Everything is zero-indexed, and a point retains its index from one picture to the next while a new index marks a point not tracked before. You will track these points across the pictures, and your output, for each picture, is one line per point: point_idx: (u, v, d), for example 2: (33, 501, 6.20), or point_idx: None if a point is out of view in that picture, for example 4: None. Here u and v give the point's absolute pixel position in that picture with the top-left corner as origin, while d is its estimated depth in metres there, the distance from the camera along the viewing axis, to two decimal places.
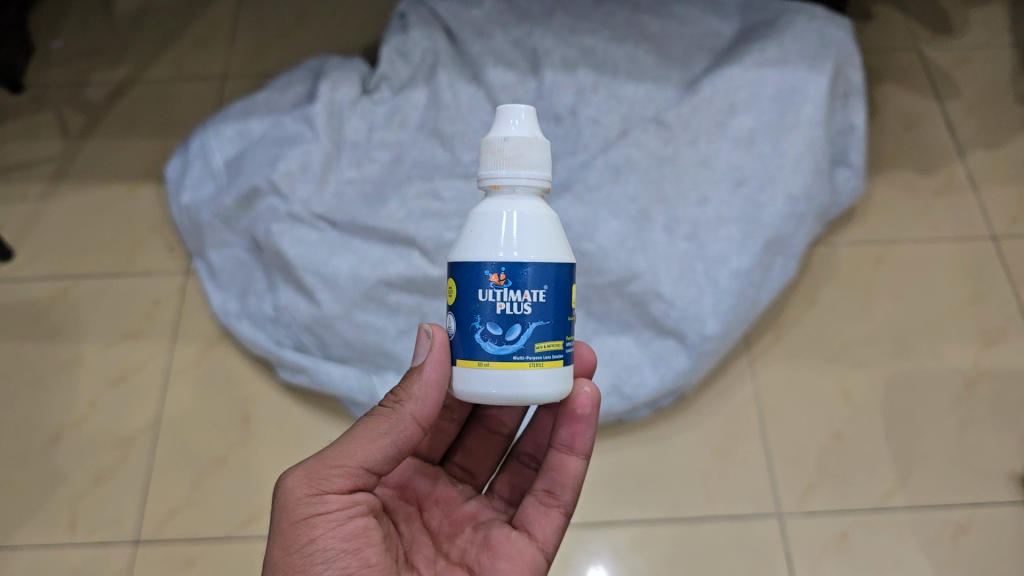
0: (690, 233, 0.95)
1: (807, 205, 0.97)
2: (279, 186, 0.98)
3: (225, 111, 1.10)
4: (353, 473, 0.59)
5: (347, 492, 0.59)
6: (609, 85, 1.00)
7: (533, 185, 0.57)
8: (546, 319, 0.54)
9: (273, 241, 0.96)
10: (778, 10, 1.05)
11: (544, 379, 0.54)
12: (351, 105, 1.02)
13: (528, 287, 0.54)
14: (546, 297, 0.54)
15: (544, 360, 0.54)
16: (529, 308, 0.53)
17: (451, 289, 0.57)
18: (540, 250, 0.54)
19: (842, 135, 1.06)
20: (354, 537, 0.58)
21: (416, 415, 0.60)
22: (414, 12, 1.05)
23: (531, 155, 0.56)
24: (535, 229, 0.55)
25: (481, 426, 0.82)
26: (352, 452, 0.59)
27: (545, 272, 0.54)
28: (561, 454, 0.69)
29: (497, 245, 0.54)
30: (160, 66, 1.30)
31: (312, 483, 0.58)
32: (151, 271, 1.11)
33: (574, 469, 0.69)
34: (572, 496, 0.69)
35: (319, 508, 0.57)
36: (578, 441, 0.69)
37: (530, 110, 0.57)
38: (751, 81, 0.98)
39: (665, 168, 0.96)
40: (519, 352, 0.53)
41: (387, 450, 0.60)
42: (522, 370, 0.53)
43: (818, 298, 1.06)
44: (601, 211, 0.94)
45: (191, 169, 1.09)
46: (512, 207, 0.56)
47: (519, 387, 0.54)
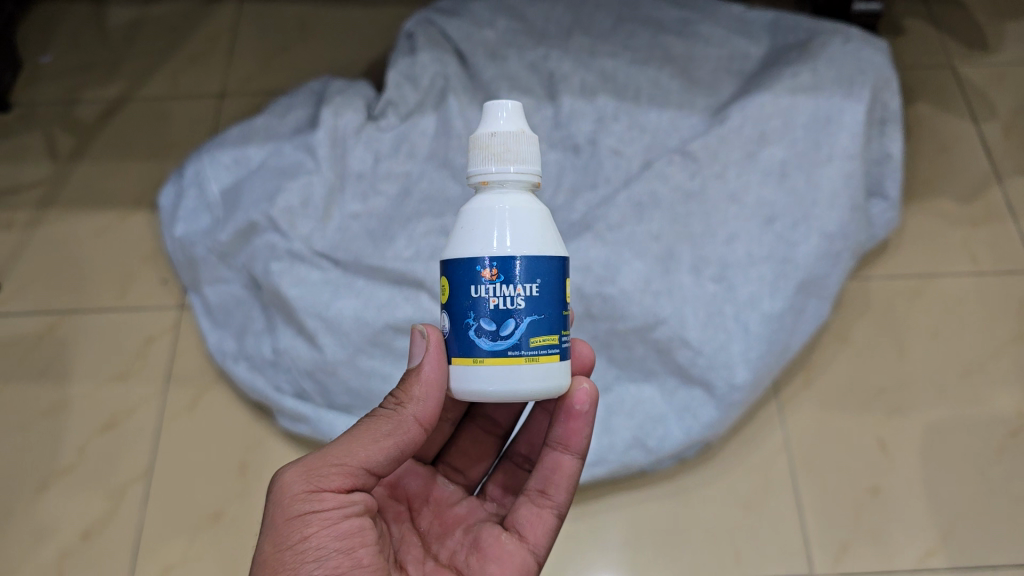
0: (719, 275, 0.88)
1: (843, 243, 0.90)
2: (279, 223, 0.92)
3: (223, 137, 1.04)
4: (352, 472, 0.55)
5: (344, 491, 0.55)
6: (631, 112, 0.94)
7: (523, 180, 0.55)
8: (540, 313, 0.53)
9: (272, 281, 0.91)
10: (811, 31, 0.99)
11: (539, 375, 0.53)
12: (355, 132, 0.96)
13: (522, 280, 0.52)
14: (540, 291, 0.53)
15: (539, 355, 0.53)
16: (523, 302, 0.52)
17: (443, 288, 0.55)
18: (532, 245, 0.53)
19: (878, 164, 0.99)
20: (348, 537, 0.54)
21: (418, 417, 0.58)
22: (422, 32, 0.99)
23: (518, 148, 0.55)
24: (527, 224, 0.54)
25: (476, 424, 0.77)
26: (353, 449, 0.56)
27: (538, 266, 0.53)
28: (554, 454, 0.66)
29: (489, 242, 0.53)
30: (155, 84, 1.24)
31: (310, 479, 0.54)
32: (144, 306, 1.05)
33: (567, 469, 0.66)
34: (564, 497, 0.66)
35: (314, 506, 0.54)
36: (573, 440, 0.65)
37: (516, 104, 0.57)
38: (784, 108, 0.92)
39: (691, 204, 0.90)
40: (514, 348, 0.52)
41: (388, 451, 0.57)
42: (518, 364, 0.52)
43: (852, 337, 1.00)
44: (624, 251, 0.87)
45: (185, 199, 1.03)
46: (504, 203, 0.54)
47: (515, 384, 0.52)
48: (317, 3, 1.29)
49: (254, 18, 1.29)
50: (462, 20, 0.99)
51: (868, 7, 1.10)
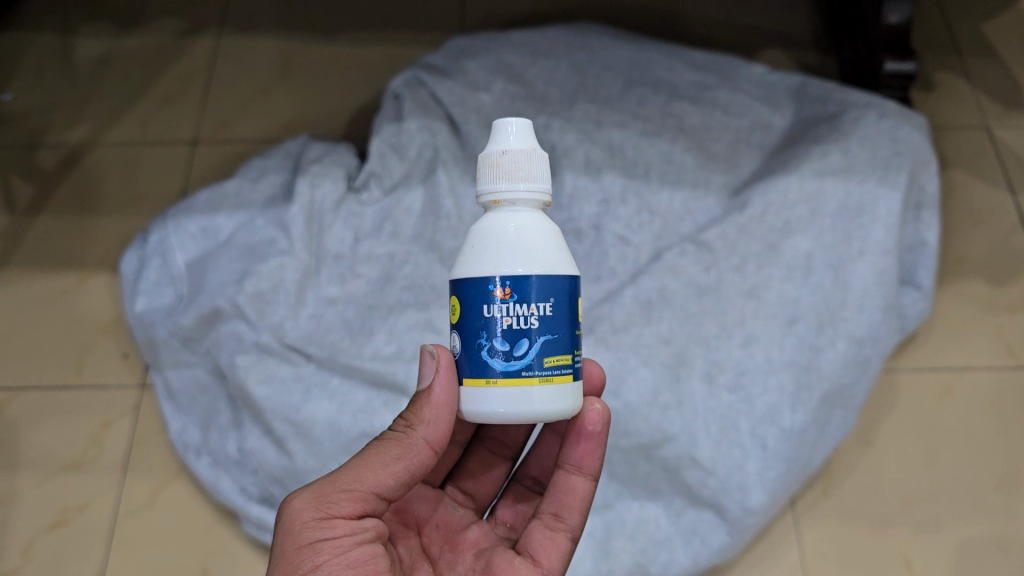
0: (734, 383, 0.79)
1: (873, 349, 0.81)
2: (245, 311, 0.82)
3: (190, 201, 0.94)
4: (363, 497, 0.50)
5: (356, 517, 0.50)
6: (640, 193, 0.85)
7: (535, 199, 0.51)
8: (554, 335, 0.48)
9: (237, 377, 0.81)
10: (842, 103, 0.89)
11: (554, 397, 0.48)
12: (335, 206, 0.87)
13: (537, 299, 0.48)
14: (554, 309, 0.49)
15: (554, 375, 0.48)
16: (536, 321, 0.48)
17: (452, 307, 0.50)
18: (546, 262, 0.48)
19: (911, 251, 0.90)
20: (361, 565, 0.49)
21: (430, 440, 0.52)
22: (410, 95, 0.89)
23: (531, 166, 0.50)
24: (540, 243, 0.49)
25: (484, 445, 0.69)
26: (363, 474, 0.50)
27: (553, 283, 0.48)
28: (566, 476, 0.59)
29: (501, 259, 0.48)
30: (123, 127, 1.15)
31: (319, 505, 0.49)
32: (100, 385, 0.96)
33: (582, 491, 0.59)
34: (580, 520, 0.59)
35: (325, 534, 0.48)
36: (586, 461, 0.58)
37: (524, 120, 0.52)
38: (810, 194, 0.83)
39: (705, 300, 0.81)
40: (527, 368, 0.47)
41: (401, 475, 0.51)
42: (531, 386, 0.47)
43: (876, 439, 0.92)
44: (630, 358, 0.78)
45: (147, 269, 0.93)
46: (515, 224, 0.49)
47: (528, 407, 0.47)
48: (300, 41, 1.20)
49: (233, 56, 1.20)
50: (455, 82, 0.89)
51: (901, 68, 1.02)
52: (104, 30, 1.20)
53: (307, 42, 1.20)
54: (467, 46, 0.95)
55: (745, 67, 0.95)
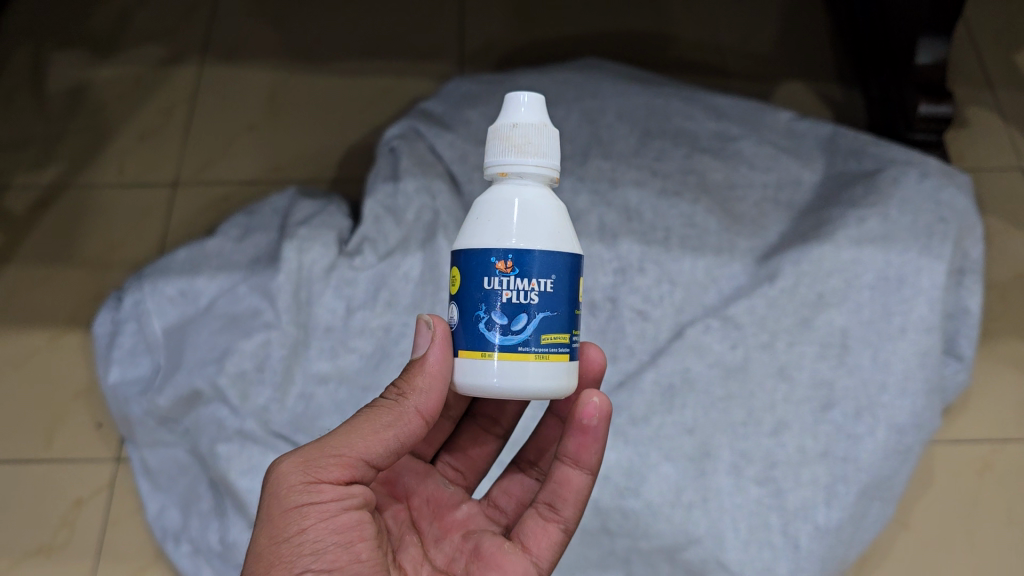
0: (764, 476, 0.72)
1: (915, 436, 0.74)
2: (227, 394, 0.75)
3: (167, 261, 0.86)
4: (352, 463, 0.48)
5: (344, 483, 0.48)
6: (660, 260, 0.77)
7: (543, 174, 0.49)
8: (553, 312, 0.48)
9: (219, 466, 0.74)
10: (878, 159, 0.82)
11: (549, 375, 0.47)
12: (324, 274, 0.79)
13: (538, 274, 0.47)
14: (554, 287, 0.48)
15: (550, 353, 0.48)
16: (535, 298, 0.47)
17: (453, 278, 0.50)
18: (549, 238, 0.48)
19: (952, 319, 0.82)
20: (347, 530, 0.48)
21: (422, 410, 0.51)
22: (408, 149, 0.82)
23: (541, 142, 0.49)
24: (545, 219, 0.48)
25: (476, 422, 0.66)
26: (353, 440, 0.49)
27: (555, 259, 0.48)
28: (562, 467, 0.57)
29: (505, 232, 0.48)
30: (97, 167, 1.06)
31: (307, 469, 0.48)
32: (72, 457, 0.90)
33: (578, 484, 0.57)
34: (575, 513, 0.57)
35: (312, 498, 0.47)
36: (583, 456, 0.56)
37: (537, 95, 0.51)
38: (846, 264, 0.76)
39: (732, 383, 0.74)
40: (524, 344, 0.47)
41: (392, 443, 0.50)
42: (527, 362, 0.47)
43: (912, 519, 0.86)
44: (650, 452, 0.71)
45: (121, 336, 0.86)
46: (521, 197, 0.49)
47: (522, 383, 0.47)
48: (288, 70, 1.12)
49: (215, 87, 1.11)
50: (457, 136, 0.82)
51: (936, 111, 0.94)
52: (78, 59, 1.12)
53: (296, 72, 1.12)
54: (468, 91, 0.87)
55: (771, 115, 0.88)
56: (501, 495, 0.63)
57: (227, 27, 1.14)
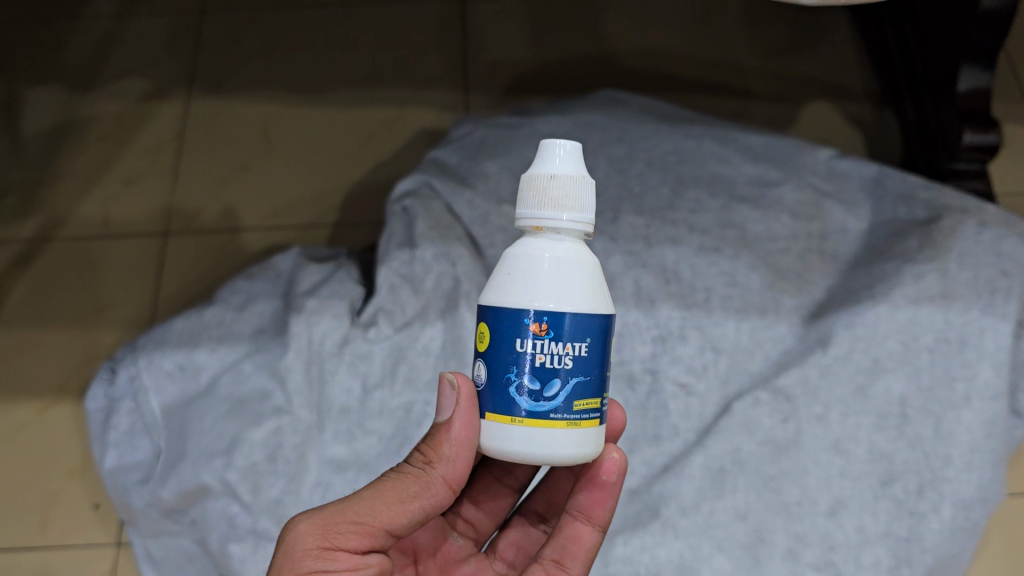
0: (823, 560, 0.65)
1: (982, 511, 0.68)
2: (236, 489, 0.69)
3: (163, 331, 0.78)
4: (373, 533, 0.44)
5: (362, 553, 0.44)
6: (701, 325, 0.72)
7: (579, 229, 0.45)
8: (586, 377, 0.43)
9: (231, 569, 0.67)
10: (931, 207, 0.77)
11: (580, 442, 0.43)
12: (337, 349, 0.73)
13: (574, 337, 0.43)
14: (589, 349, 0.43)
15: (582, 419, 0.43)
16: (570, 362, 0.42)
17: (480, 333, 0.45)
18: (585, 298, 0.43)
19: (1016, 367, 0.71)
20: None
21: (448, 480, 0.46)
22: (423, 211, 0.77)
23: (577, 194, 0.44)
24: (581, 278, 0.43)
25: (490, 471, 0.59)
26: (376, 508, 0.44)
27: (590, 322, 0.43)
28: (572, 521, 0.52)
29: (539, 290, 0.43)
30: (82, 217, 0.99)
31: (325, 533, 0.43)
32: (70, 542, 0.85)
33: (589, 542, 0.52)
34: (584, 573, 0.52)
35: (327, 566, 0.43)
36: (596, 511, 0.52)
37: (573, 143, 0.46)
38: (903, 324, 0.70)
39: (785, 460, 0.68)
40: (556, 411, 0.42)
41: (416, 515, 0.46)
42: (556, 429, 0.42)
43: None
44: (702, 544, 0.65)
45: (116, 416, 0.77)
46: (555, 254, 0.44)
47: (552, 452, 0.43)
48: (283, 103, 1.04)
49: (205, 123, 1.04)
50: (476, 196, 0.78)
51: (981, 140, 0.88)
52: (56, 97, 1.04)
53: (291, 104, 1.04)
54: (482, 138, 0.84)
55: (810, 153, 0.82)
56: (507, 547, 0.58)
57: (214, 57, 1.06)
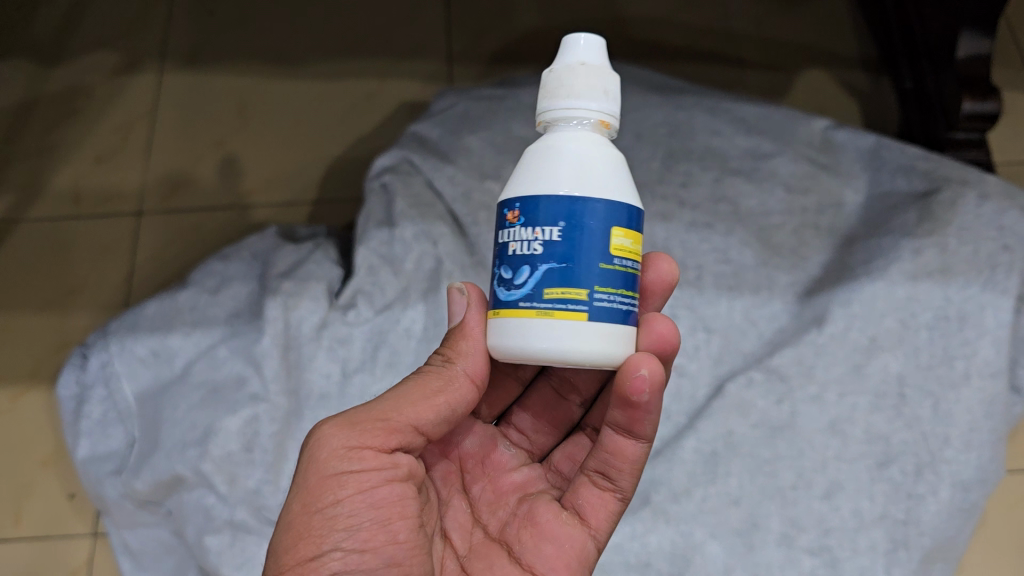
0: (818, 545, 0.63)
1: (981, 492, 0.66)
2: (211, 479, 0.66)
3: (133, 315, 0.75)
4: (399, 429, 0.44)
5: (389, 452, 0.44)
6: (692, 304, 0.70)
7: (575, 117, 0.42)
8: (562, 265, 0.40)
9: (209, 562, 0.65)
10: (929, 179, 0.75)
11: (552, 333, 0.40)
12: (315, 332, 0.70)
13: (546, 221, 0.40)
14: (566, 235, 0.40)
15: (557, 310, 0.40)
16: (538, 247, 0.40)
17: None
18: (568, 181, 0.40)
19: (1016, 345, 0.69)
20: (389, 505, 0.43)
21: (471, 374, 0.47)
22: (403, 188, 0.75)
23: (575, 82, 0.41)
24: (564, 165, 0.40)
25: (549, 382, 0.56)
26: (401, 406, 0.45)
27: (566, 205, 0.40)
28: (613, 435, 0.48)
29: (522, 181, 0.42)
30: (48, 200, 0.95)
31: (351, 432, 0.43)
32: (44, 534, 0.82)
33: (633, 455, 0.48)
34: (633, 482, 0.49)
35: (353, 466, 0.43)
36: (637, 427, 0.47)
37: (594, 38, 0.43)
38: (901, 302, 0.68)
39: (779, 443, 0.66)
40: (525, 299, 0.40)
41: (442, 411, 0.46)
42: (528, 319, 0.40)
43: (964, 563, 0.80)
44: (695, 530, 0.63)
45: (87, 404, 0.74)
46: (551, 145, 0.42)
47: (524, 342, 0.41)
48: (260, 76, 1.00)
49: (179, 97, 1.00)
50: (459, 173, 0.75)
51: (980, 109, 0.84)
52: (23, 69, 1.00)
53: (267, 77, 1.00)
54: (465, 111, 0.81)
55: (806, 124, 0.80)
56: (563, 459, 0.54)
57: (187, 31, 1.02)
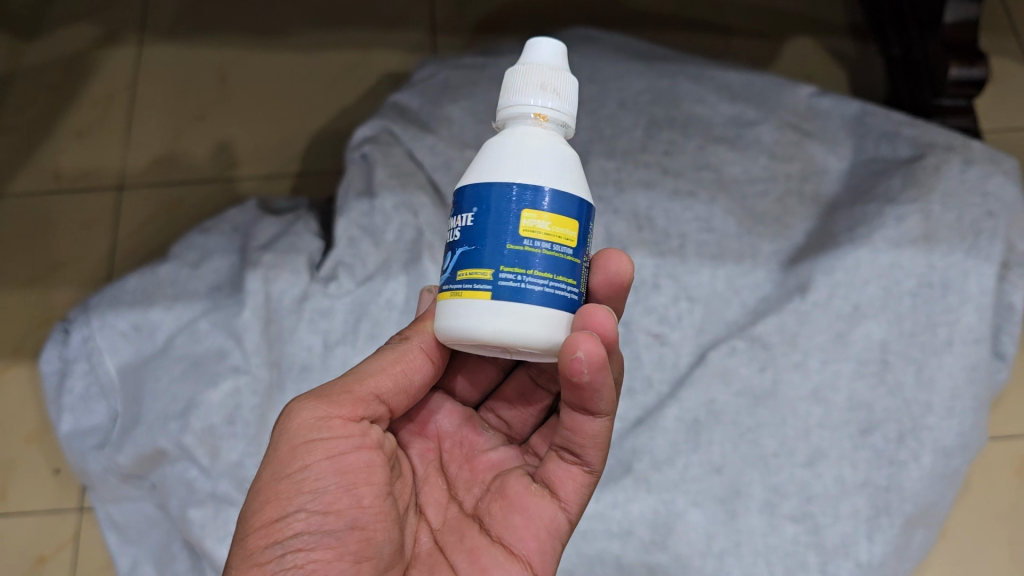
0: (800, 511, 0.63)
1: (962, 458, 0.66)
2: (193, 452, 0.65)
3: (113, 290, 0.74)
4: (363, 399, 0.45)
5: (355, 420, 0.44)
6: (675, 273, 0.70)
7: (517, 113, 0.42)
8: (471, 247, 0.40)
9: (191, 534, 0.65)
10: (914, 145, 0.74)
11: (461, 312, 0.40)
12: (295, 305, 0.69)
13: (465, 210, 0.41)
14: (477, 219, 0.40)
15: (464, 290, 0.40)
16: (459, 233, 0.41)
17: None
18: (486, 171, 0.41)
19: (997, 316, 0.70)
20: (355, 470, 0.43)
21: (426, 349, 0.47)
22: (382, 158, 0.74)
23: (518, 80, 0.42)
24: (495, 155, 0.41)
25: (528, 370, 0.55)
26: (361, 376, 0.45)
27: (479, 192, 0.40)
28: (573, 412, 0.46)
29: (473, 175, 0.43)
30: (30, 173, 0.94)
31: (318, 403, 0.43)
32: (29, 509, 0.82)
33: (594, 430, 0.46)
34: (599, 456, 0.47)
35: (321, 433, 0.43)
36: (593, 405, 0.44)
37: (558, 47, 0.43)
38: (884, 269, 0.68)
39: (761, 411, 0.65)
40: (448, 282, 0.42)
41: (400, 380, 0.46)
42: (448, 302, 0.41)
43: (947, 529, 0.81)
44: (677, 499, 0.63)
45: (70, 378, 0.74)
46: (493, 140, 0.42)
47: (446, 323, 0.41)
48: (242, 46, 0.99)
49: (160, 68, 0.99)
50: (440, 143, 0.75)
51: (967, 75, 0.83)
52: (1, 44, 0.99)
53: (248, 49, 0.99)
54: (445, 80, 0.80)
55: (790, 91, 0.80)
56: (539, 441, 0.53)
57: (168, 3, 1.01)
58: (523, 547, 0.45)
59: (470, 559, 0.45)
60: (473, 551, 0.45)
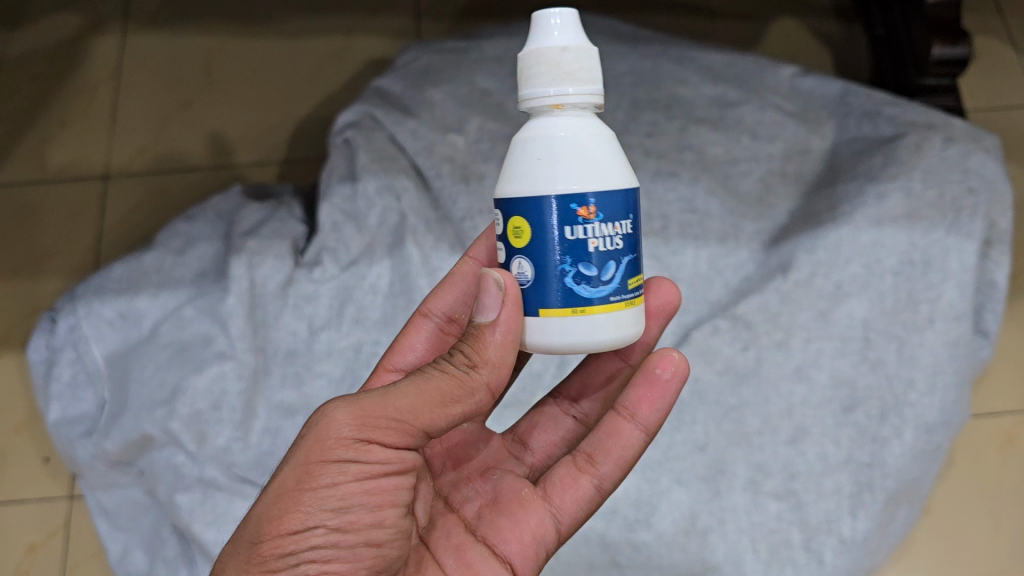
0: (784, 489, 0.64)
1: (945, 434, 0.67)
2: (180, 438, 0.66)
3: (99, 279, 0.74)
4: (412, 433, 0.40)
5: (397, 449, 0.40)
6: (658, 254, 0.69)
7: (596, 102, 0.42)
8: (634, 254, 0.42)
9: (181, 519, 0.66)
10: (896, 124, 0.75)
11: (636, 319, 0.42)
12: (280, 291, 0.69)
13: (619, 217, 0.41)
14: (631, 226, 0.42)
15: (635, 298, 0.42)
16: (620, 242, 0.41)
17: (516, 230, 0.41)
18: (621, 174, 0.41)
19: (978, 293, 0.71)
20: (381, 492, 0.40)
21: (491, 387, 0.43)
22: (365, 142, 0.74)
23: (594, 66, 0.41)
24: (613, 156, 0.42)
25: None
26: (419, 409, 0.40)
27: (628, 199, 0.42)
28: (613, 416, 0.50)
29: (575, 172, 0.40)
30: (16, 163, 0.95)
31: (363, 426, 0.39)
32: (20, 497, 0.83)
33: (628, 441, 0.49)
34: (615, 472, 0.49)
35: (358, 456, 0.39)
36: (642, 409, 0.50)
37: (569, 11, 0.42)
38: (866, 247, 0.68)
39: (744, 390, 0.66)
40: (616, 293, 0.41)
41: (456, 420, 0.42)
42: (619, 312, 0.41)
43: (933, 504, 0.82)
44: (661, 477, 0.64)
45: (58, 367, 0.73)
46: (582, 131, 0.41)
47: (615, 335, 0.41)
48: (226, 34, 0.98)
49: (147, 57, 0.98)
50: (423, 127, 0.75)
51: (950, 54, 0.83)
52: None
53: (232, 36, 0.98)
54: (428, 64, 0.80)
55: (771, 72, 0.80)
56: (529, 433, 0.55)
57: None
58: (507, 549, 0.45)
59: (457, 556, 0.45)
60: (460, 548, 0.45)
